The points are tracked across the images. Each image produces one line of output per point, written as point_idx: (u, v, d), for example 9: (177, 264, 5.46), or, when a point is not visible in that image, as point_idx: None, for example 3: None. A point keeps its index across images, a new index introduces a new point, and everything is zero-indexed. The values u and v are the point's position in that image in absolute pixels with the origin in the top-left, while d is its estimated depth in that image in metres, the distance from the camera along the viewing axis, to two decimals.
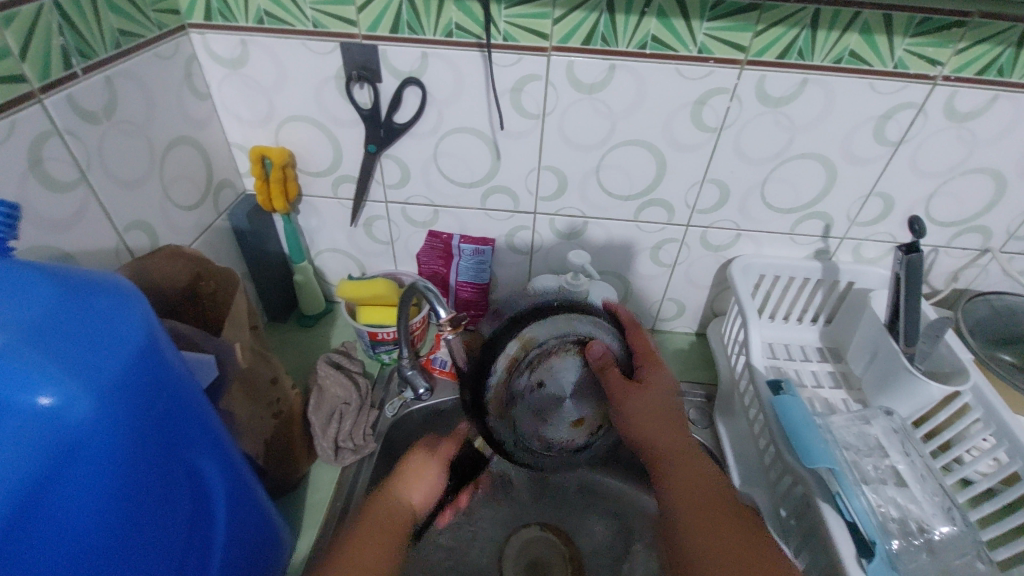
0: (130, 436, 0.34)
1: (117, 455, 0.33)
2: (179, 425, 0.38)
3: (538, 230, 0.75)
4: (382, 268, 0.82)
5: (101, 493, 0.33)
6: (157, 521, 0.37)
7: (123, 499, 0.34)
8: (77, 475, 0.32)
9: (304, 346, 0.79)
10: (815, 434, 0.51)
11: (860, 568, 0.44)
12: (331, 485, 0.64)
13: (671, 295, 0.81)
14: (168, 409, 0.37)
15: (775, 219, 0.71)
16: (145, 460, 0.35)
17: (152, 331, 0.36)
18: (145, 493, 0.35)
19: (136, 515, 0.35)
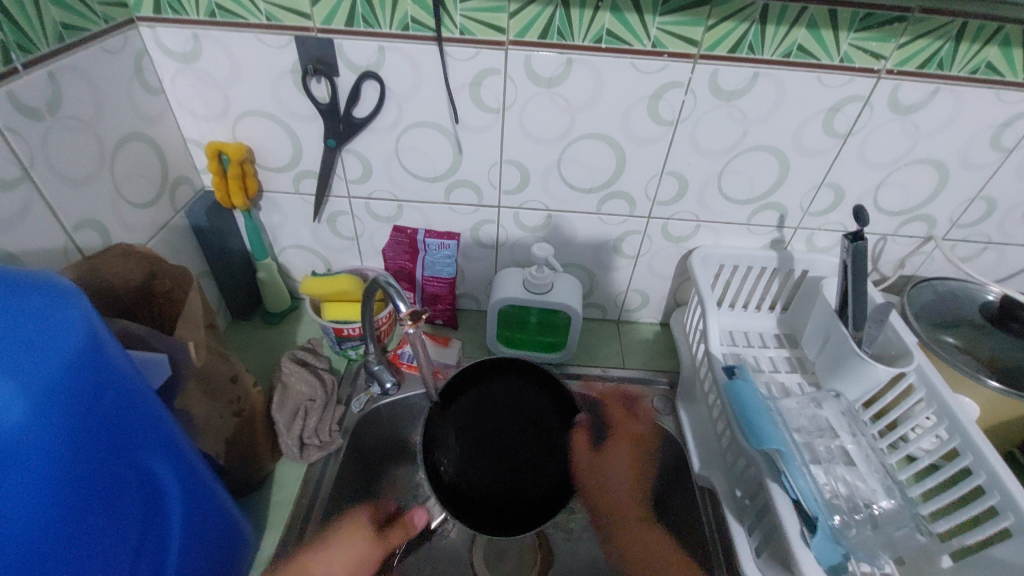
0: (69, 438, 0.33)
1: (58, 457, 0.32)
2: (123, 426, 0.37)
3: (503, 223, 0.76)
4: (347, 264, 0.82)
5: (43, 497, 0.32)
6: (105, 524, 0.36)
7: (67, 503, 0.34)
8: (17, 479, 0.31)
9: (270, 344, 0.78)
10: (764, 416, 0.53)
11: (804, 542, 0.46)
12: (297, 483, 0.64)
13: (636, 286, 0.82)
14: (109, 410, 0.36)
15: (732, 211, 0.72)
16: (85, 461, 0.34)
17: (94, 331, 0.35)
18: (89, 496, 0.35)
19: (82, 518, 0.35)
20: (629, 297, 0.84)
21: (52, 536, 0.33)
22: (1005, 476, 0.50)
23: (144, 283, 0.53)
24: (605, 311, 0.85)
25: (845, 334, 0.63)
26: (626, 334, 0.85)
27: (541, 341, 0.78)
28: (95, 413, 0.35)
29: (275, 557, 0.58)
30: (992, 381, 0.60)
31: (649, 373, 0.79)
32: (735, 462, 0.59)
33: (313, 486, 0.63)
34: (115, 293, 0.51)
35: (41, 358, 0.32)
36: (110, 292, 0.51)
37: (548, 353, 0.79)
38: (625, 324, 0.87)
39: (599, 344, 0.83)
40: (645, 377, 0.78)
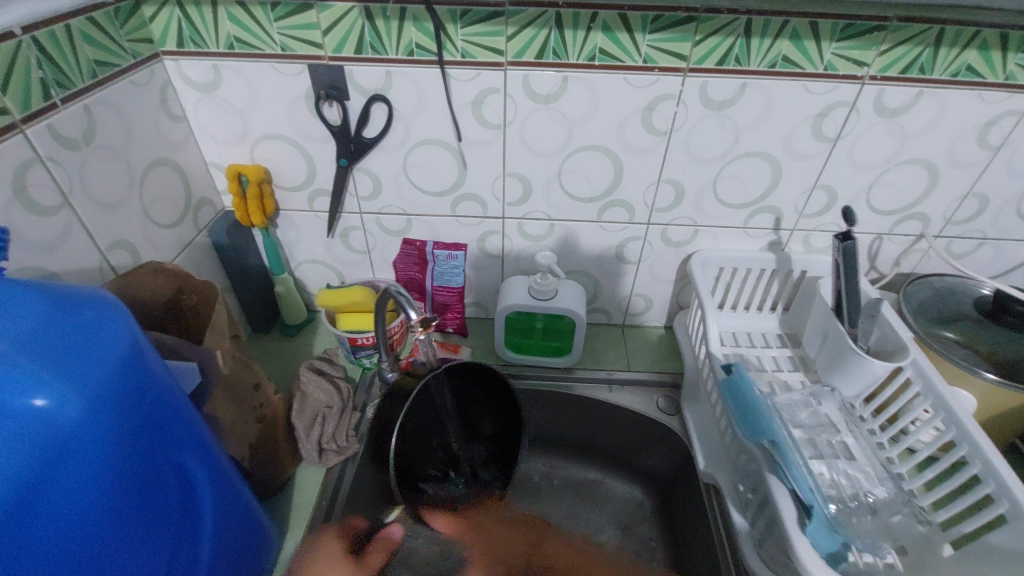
0: (114, 440, 0.36)
1: (104, 457, 0.36)
2: (161, 430, 0.41)
3: (508, 233, 0.79)
4: (360, 276, 0.86)
5: (90, 493, 0.36)
6: (143, 519, 0.40)
7: (110, 499, 0.37)
8: (69, 476, 0.34)
9: (288, 355, 0.82)
10: (761, 410, 0.55)
11: (800, 529, 0.48)
12: (317, 486, 0.67)
13: (639, 291, 0.84)
14: (150, 414, 0.39)
15: (729, 215, 0.75)
16: (128, 462, 0.38)
17: (137, 341, 0.39)
18: (129, 491, 0.38)
19: (123, 514, 0.38)
20: (632, 302, 0.86)
21: (98, 527, 0.36)
22: (999, 464, 0.52)
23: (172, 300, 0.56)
24: (610, 316, 0.88)
25: (842, 330, 0.65)
26: (631, 338, 0.88)
27: (547, 346, 0.81)
28: (138, 418, 0.38)
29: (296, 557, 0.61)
30: (989, 373, 0.61)
31: (655, 376, 0.81)
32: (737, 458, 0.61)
33: (331, 489, 0.66)
34: (147, 308, 0.54)
35: (92, 366, 0.35)
36: (142, 307, 0.54)
37: (555, 357, 0.81)
38: (630, 328, 0.89)
39: (605, 349, 0.86)
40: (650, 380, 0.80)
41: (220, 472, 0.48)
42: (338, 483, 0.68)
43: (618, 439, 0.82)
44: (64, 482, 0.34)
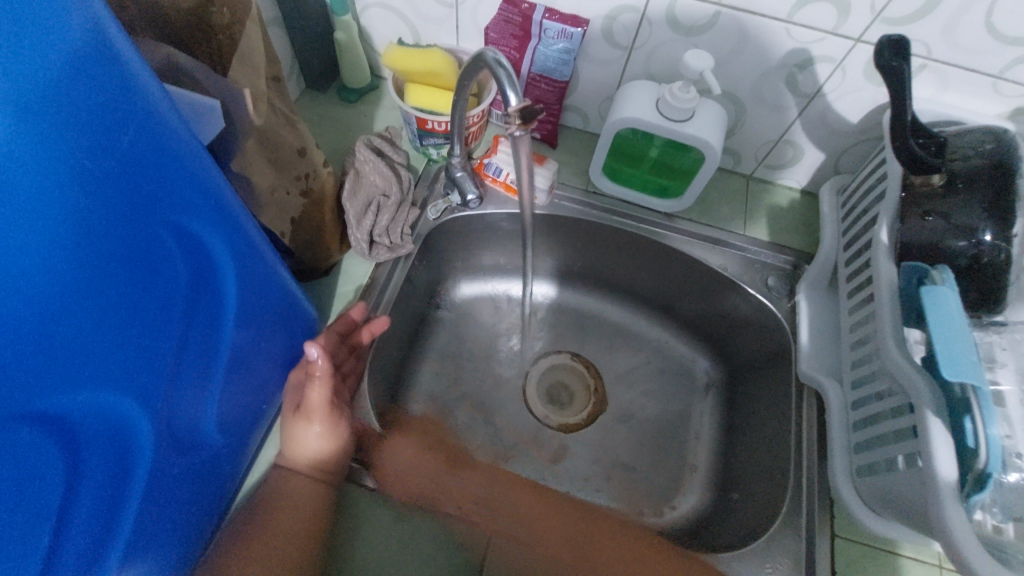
0: (76, 141, 0.24)
1: (78, 167, 0.24)
2: (158, 161, 0.28)
3: (651, 13, 0.55)
4: (439, 41, 0.66)
5: (50, 243, 0.23)
6: (150, 284, 0.29)
7: (106, 243, 0.26)
8: (28, 202, 0.22)
9: (345, 124, 0.69)
10: (968, 343, 0.37)
11: (960, 497, 0.36)
12: (364, 279, 0.59)
13: (792, 137, 0.64)
14: (130, 125, 0.26)
15: (987, 51, 0.50)
16: (119, 190, 0.26)
17: (99, 35, 0.24)
18: (109, 284, 0.26)
19: (108, 277, 0.26)
20: (777, 149, 0.66)
21: (69, 294, 0.25)
22: None
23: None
24: (737, 160, 0.69)
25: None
26: (753, 196, 0.70)
27: (652, 182, 0.65)
28: (104, 121, 0.25)
29: None
30: None
31: (773, 253, 0.66)
32: (860, 367, 0.50)
33: (377, 289, 0.59)
34: (163, 13, 0.37)
35: (41, 47, 0.22)
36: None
37: (657, 198, 0.67)
38: (756, 184, 0.71)
39: (720, 201, 0.69)
40: (764, 249, 0.66)
41: (242, 237, 0.37)
42: (387, 281, 0.60)
43: (700, 303, 0.70)
44: (19, 230, 0.22)
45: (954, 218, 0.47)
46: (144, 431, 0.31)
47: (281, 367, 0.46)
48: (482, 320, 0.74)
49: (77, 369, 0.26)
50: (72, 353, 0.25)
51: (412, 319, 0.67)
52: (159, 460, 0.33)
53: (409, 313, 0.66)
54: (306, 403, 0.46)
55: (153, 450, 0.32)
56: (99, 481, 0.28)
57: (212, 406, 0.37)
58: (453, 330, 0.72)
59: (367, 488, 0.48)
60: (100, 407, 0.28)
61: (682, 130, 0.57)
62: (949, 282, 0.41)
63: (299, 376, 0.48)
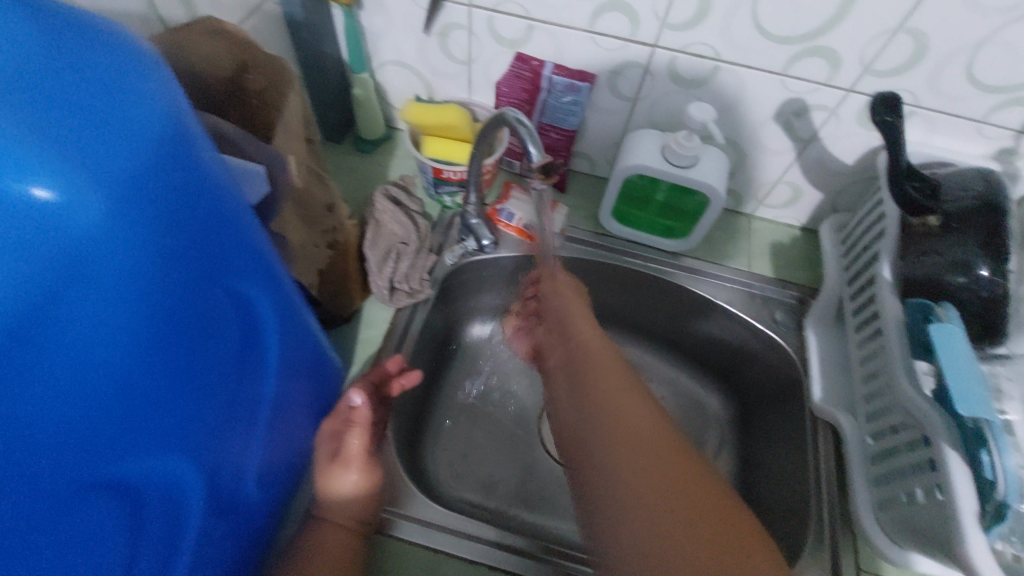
0: (153, 220, 0.26)
1: (147, 242, 0.26)
2: (216, 229, 0.30)
3: (653, 68, 0.59)
4: (451, 94, 0.70)
5: (118, 310, 0.25)
6: (203, 342, 0.31)
7: (169, 307, 0.28)
8: (101, 273, 0.24)
9: (362, 173, 0.72)
10: (978, 378, 0.39)
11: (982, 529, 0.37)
12: (385, 324, 0.61)
13: (790, 178, 0.67)
14: (194, 199, 0.28)
15: (970, 99, 0.54)
16: (182, 258, 0.28)
17: (180, 120, 0.27)
18: (171, 347, 0.28)
19: (169, 339, 0.28)
20: (776, 189, 0.69)
21: (137, 360, 0.26)
22: None
23: (235, 76, 0.45)
24: (738, 200, 0.72)
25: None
26: (756, 233, 0.72)
27: (659, 223, 0.68)
28: (175, 197, 0.27)
29: None
30: None
31: (779, 288, 0.68)
32: (873, 400, 0.52)
33: (397, 333, 0.60)
34: (203, 82, 0.44)
35: (132, 138, 0.24)
36: (200, 76, 0.43)
37: (665, 238, 0.69)
38: (757, 221, 0.73)
39: (724, 239, 0.72)
40: (770, 284, 0.68)
41: (282, 293, 0.38)
42: (407, 325, 0.61)
43: (709, 338, 0.71)
44: (96, 305, 0.24)
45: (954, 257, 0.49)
46: (195, 488, 0.32)
47: (313, 416, 0.47)
48: (496, 359, 0.75)
49: (137, 428, 0.27)
50: (135, 415, 0.27)
51: (429, 362, 0.68)
52: (207, 513, 0.33)
53: (426, 355, 0.67)
54: (344, 450, 0.46)
55: (202, 506, 0.33)
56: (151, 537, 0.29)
57: (255, 461, 0.38)
58: (468, 371, 0.73)
59: (395, 537, 0.49)
60: (157, 465, 0.29)
61: (687, 176, 0.59)
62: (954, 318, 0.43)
63: (335, 424, 0.48)
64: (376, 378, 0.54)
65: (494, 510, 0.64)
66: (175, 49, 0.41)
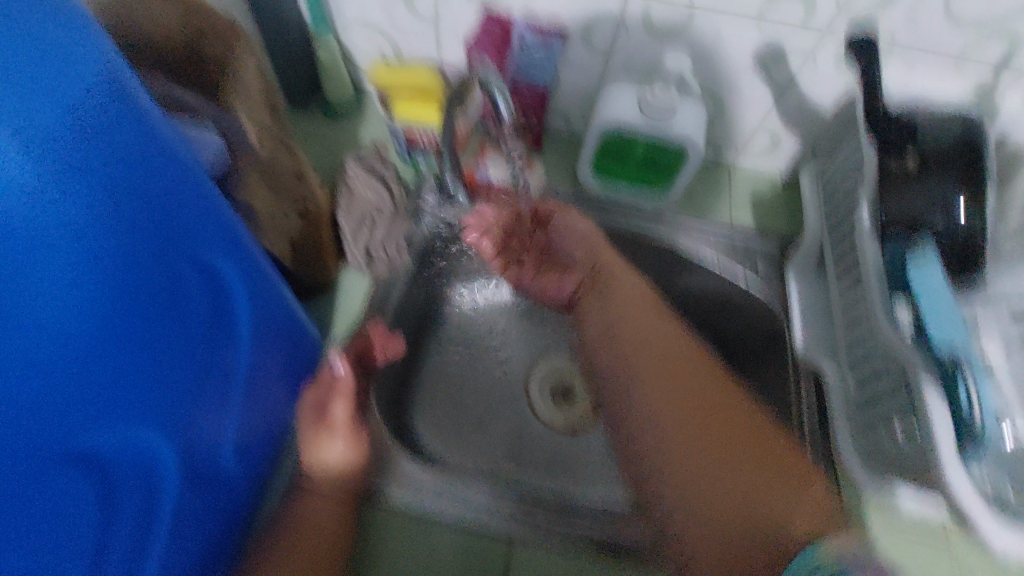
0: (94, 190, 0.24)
1: (97, 208, 0.24)
2: (173, 196, 0.29)
3: (627, 18, 0.57)
4: (420, 53, 0.67)
5: (69, 286, 0.23)
6: (167, 313, 0.29)
7: (127, 278, 0.26)
8: (53, 244, 0.23)
9: (332, 140, 0.69)
10: None
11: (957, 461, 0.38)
12: (364, 294, 0.60)
13: (769, 127, 0.66)
14: (146, 164, 0.27)
15: (949, 34, 0.52)
16: (139, 227, 0.27)
17: (115, 78, 0.25)
18: (132, 323, 0.27)
19: (131, 311, 0.27)
20: (755, 139, 0.68)
21: (96, 338, 0.25)
22: None
23: None
24: (718, 151, 0.71)
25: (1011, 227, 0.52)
26: (737, 184, 0.72)
27: (638, 179, 0.67)
28: (123, 161, 0.25)
29: None
30: None
31: (760, 239, 0.68)
32: (854, 347, 0.52)
33: (377, 302, 0.59)
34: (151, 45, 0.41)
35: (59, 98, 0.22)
36: (146, 37, 0.41)
37: (645, 194, 0.68)
38: (738, 172, 0.73)
39: (704, 192, 0.71)
40: (752, 236, 0.68)
41: (253, 264, 0.37)
42: (387, 295, 0.60)
43: None
44: (46, 283, 0.22)
45: (930, 194, 0.49)
46: (170, 462, 0.32)
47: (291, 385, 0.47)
48: (480, 324, 0.75)
49: (101, 403, 0.26)
50: (97, 396, 0.26)
51: (413, 329, 0.68)
52: (184, 484, 0.33)
53: (409, 323, 0.67)
54: (331, 418, 0.47)
55: (179, 480, 0.33)
56: (128, 514, 0.29)
57: (232, 433, 0.38)
58: (454, 338, 0.73)
59: (389, 504, 0.48)
60: (128, 443, 0.28)
61: (664, 130, 0.58)
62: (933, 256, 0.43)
63: (319, 393, 0.48)
64: (359, 347, 0.52)
65: (484, 473, 0.65)
66: None
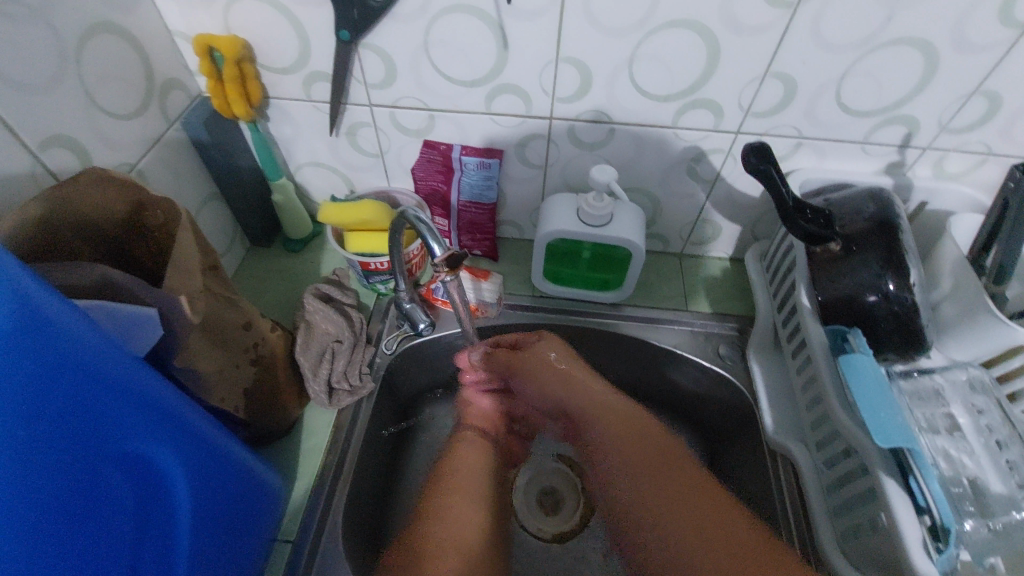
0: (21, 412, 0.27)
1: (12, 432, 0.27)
2: (88, 390, 0.31)
3: (555, 137, 0.62)
4: (372, 185, 0.71)
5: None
6: (97, 496, 0.31)
7: (53, 487, 0.28)
8: None
9: (293, 274, 0.71)
10: (892, 405, 0.41)
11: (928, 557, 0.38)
12: (328, 429, 0.59)
13: (707, 216, 0.69)
14: (47, 356, 0.29)
15: (848, 125, 0.57)
16: (51, 425, 0.29)
17: (31, 305, 0.28)
18: (55, 519, 0.28)
19: (55, 502, 0.29)
20: (698, 227, 0.71)
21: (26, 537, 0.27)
22: None
23: (131, 216, 0.45)
24: (667, 242, 0.74)
25: (945, 291, 0.54)
26: (691, 270, 0.74)
27: (591, 278, 0.68)
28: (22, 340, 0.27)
29: (307, 506, 0.55)
30: None
31: (720, 323, 0.69)
32: (821, 427, 0.52)
33: (343, 435, 0.59)
34: (99, 228, 0.44)
35: None
36: (86, 223, 0.43)
37: (602, 292, 0.69)
38: (690, 259, 0.75)
39: (659, 282, 0.73)
40: (712, 321, 0.69)
41: (179, 426, 0.38)
42: (353, 426, 0.60)
43: (662, 381, 0.72)
44: None
45: (860, 276, 0.50)
46: None
47: (263, 526, 0.48)
48: None
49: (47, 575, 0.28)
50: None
51: (389, 452, 0.67)
52: None
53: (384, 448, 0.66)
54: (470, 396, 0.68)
55: None
56: None
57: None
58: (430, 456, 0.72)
59: None
60: None
61: (605, 233, 0.61)
62: (864, 349, 0.46)
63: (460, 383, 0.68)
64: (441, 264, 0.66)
65: None
66: (61, 201, 0.40)
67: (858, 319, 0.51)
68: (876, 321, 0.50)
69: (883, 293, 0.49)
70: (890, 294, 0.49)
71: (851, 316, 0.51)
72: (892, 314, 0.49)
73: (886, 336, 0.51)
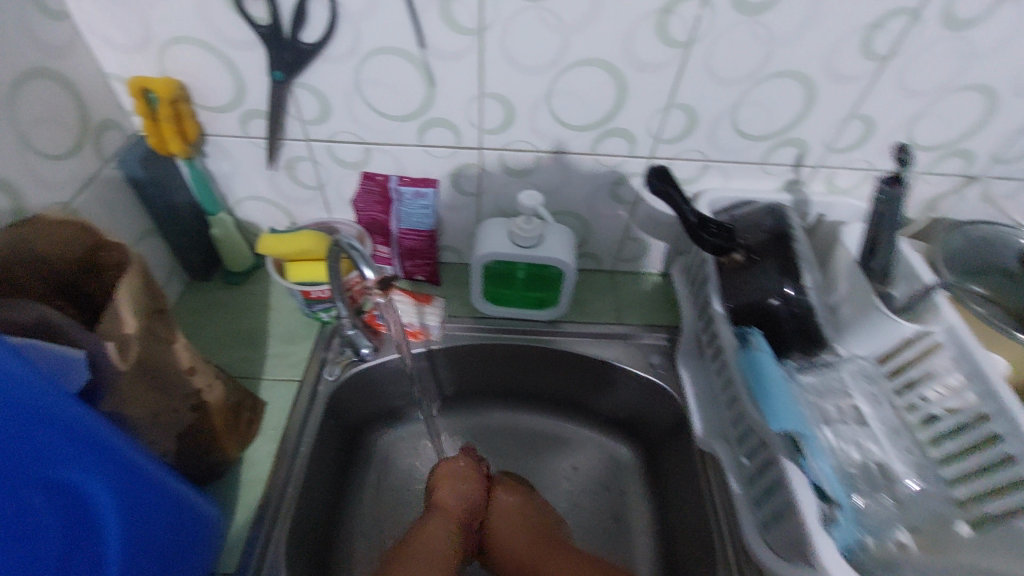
0: None
1: None
2: (16, 420, 0.32)
3: (485, 166, 0.66)
4: (313, 216, 0.73)
5: None
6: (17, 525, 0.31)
7: None
8: None
9: (234, 307, 0.72)
10: (783, 393, 0.46)
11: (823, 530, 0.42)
12: (270, 459, 0.59)
13: (633, 235, 0.74)
14: None
15: (748, 148, 0.63)
16: None
17: None
18: None
19: None
20: (626, 245, 0.76)
21: None
22: None
23: (84, 257, 0.47)
24: (599, 260, 0.79)
25: (842, 293, 0.60)
26: (623, 285, 0.79)
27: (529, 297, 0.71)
28: None
29: (248, 538, 0.54)
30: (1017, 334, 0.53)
31: (650, 333, 0.73)
32: (738, 425, 0.56)
33: (286, 463, 0.59)
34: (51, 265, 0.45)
35: None
36: (39, 260, 0.45)
37: (539, 310, 0.73)
38: (622, 275, 0.80)
39: (593, 297, 0.77)
40: (643, 332, 0.73)
41: (115, 457, 0.38)
42: (297, 452, 0.60)
43: (601, 394, 0.75)
44: None
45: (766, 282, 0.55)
46: None
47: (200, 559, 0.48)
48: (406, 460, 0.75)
49: None
50: None
51: (333, 482, 0.67)
52: None
53: (329, 478, 0.66)
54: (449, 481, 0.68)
55: None
56: None
57: None
58: (378, 485, 0.72)
59: None
60: None
61: (535, 252, 0.64)
62: (764, 347, 0.51)
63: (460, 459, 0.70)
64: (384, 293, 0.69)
65: None
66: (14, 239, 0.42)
67: (766, 322, 0.56)
68: (782, 321, 0.55)
69: (784, 296, 0.55)
70: (790, 297, 0.55)
71: (759, 318, 0.56)
72: (792, 315, 0.55)
73: (792, 337, 0.56)
